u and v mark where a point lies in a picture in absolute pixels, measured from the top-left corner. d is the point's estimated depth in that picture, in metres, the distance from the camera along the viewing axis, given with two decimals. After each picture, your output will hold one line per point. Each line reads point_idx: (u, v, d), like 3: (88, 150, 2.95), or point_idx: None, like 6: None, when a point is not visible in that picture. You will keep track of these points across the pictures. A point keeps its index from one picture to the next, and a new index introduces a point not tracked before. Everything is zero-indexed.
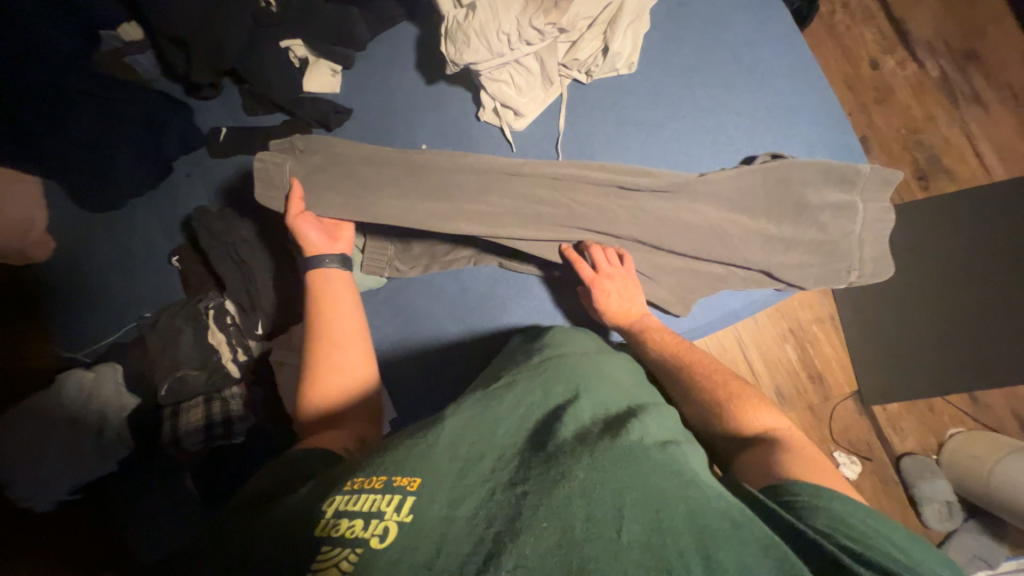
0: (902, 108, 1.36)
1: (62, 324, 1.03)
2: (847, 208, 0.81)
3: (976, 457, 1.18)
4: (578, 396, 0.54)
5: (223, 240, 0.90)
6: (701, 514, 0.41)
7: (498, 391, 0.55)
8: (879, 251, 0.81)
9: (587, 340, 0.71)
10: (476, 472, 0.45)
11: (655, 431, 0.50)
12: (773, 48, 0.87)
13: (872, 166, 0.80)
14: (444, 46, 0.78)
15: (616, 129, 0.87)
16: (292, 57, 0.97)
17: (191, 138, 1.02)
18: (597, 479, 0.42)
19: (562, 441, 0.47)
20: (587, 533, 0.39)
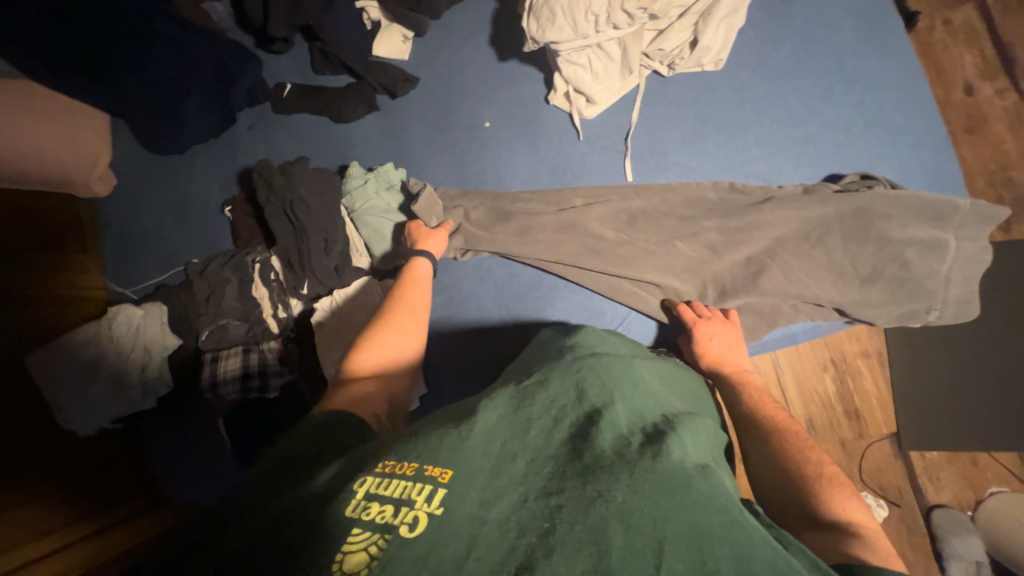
0: (995, 140, 1.26)
1: (119, 258, 1.06)
2: (937, 245, 0.73)
3: (1020, 521, 1.10)
4: (613, 402, 0.51)
5: (280, 197, 0.90)
6: (749, 561, 0.37)
7: (531, 386, 0.52)
8: (966, 293, 0.73)
9: (618, 344, 0.69)
10: (510, 471, 0.42)
11: (694, 455, 0.47)
12: (876, 60, 0.81)
13: (973, 201, 0.73)
14: (526, 21, 0.75)
15: (693, 129, 0.82)
16: (365, 19, 0.96)
17: (258, 93, 1.03)
18: (639, 503, 0.39)
19: (600, 452, 0.44)
20: (625, 563, 0.35)
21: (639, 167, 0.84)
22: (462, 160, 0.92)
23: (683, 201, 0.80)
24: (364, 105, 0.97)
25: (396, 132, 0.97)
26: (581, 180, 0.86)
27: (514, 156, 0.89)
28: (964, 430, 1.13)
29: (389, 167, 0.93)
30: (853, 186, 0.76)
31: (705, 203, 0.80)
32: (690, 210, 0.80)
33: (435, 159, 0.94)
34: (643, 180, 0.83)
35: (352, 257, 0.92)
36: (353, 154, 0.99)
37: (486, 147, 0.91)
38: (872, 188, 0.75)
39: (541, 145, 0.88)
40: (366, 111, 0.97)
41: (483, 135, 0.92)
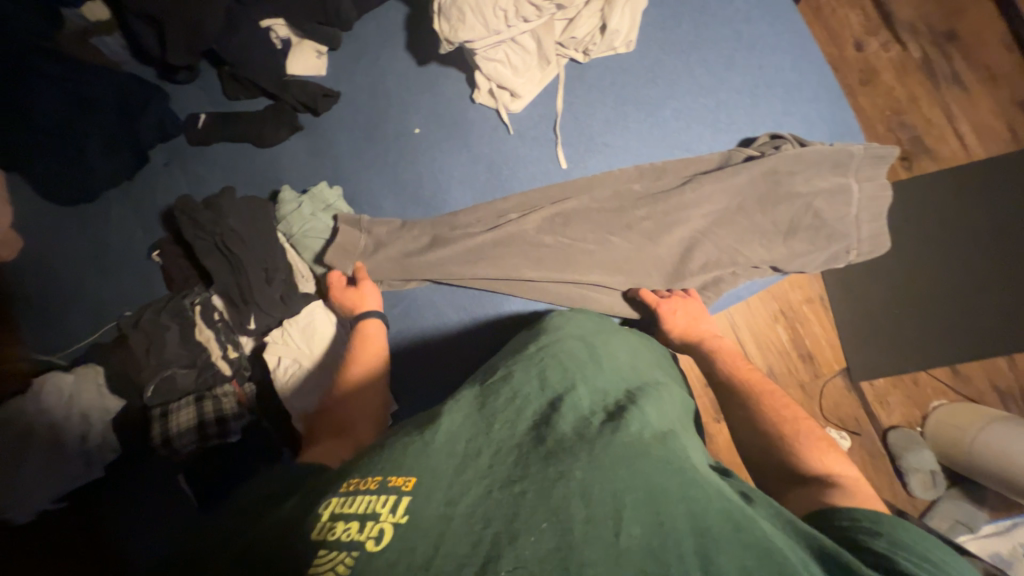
0: (886, 89, 1.38)
1: (37, 324, 0.97)
2: (845, 192, 0.79)
3: (959, 427, 1.22)
4: (575, 385, 0.52)
5: (211, 232, 0.85)
6: (704, 516, 0.39)
7: (495, 382, 0.53)
8: (875, 230, 0.80)
9: (585, 321, 0.69)
10: (475, 467, 0.43)
11: (655, 423, 0.49)
12: (769, 26, 0.87)
13: (866, 145, 0.80)
14: (437, 23, 0.75)
15: (616, 110, 0.85)
16: (274, 37, 0.92)
17: (169, 125, 0.96)
18: (598, 477, 0.41)
19: (562, 435, 0.45)
20: (587, 534, 0.37)
21: (571, 153, 0.86)
22: (397, 169, 0.91)
23: (617, 179, 0.83)
24: (287, 126, 0.94)
25: (326, 150, 0.95)
26: (518, 173, 0.87)
27: (448, 158, 0.89)
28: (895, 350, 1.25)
29: (321, 186, 0.90)
30: (765, 147, 0.81)
31: (638, 178, 0.83)
32: (625, 187, 0.83)
33: (371, 173, 0.93)
34: (576, 166, 0.86)
35: (297, 283, 0.89)
36: (283, 178, 0.95)
37: (419, 152, 0.91)
38: (780, 148, 0.80)
39: (474, 144, 0.89)
40: (290, 132, 0.95)
41: (414, 141, 0.91)
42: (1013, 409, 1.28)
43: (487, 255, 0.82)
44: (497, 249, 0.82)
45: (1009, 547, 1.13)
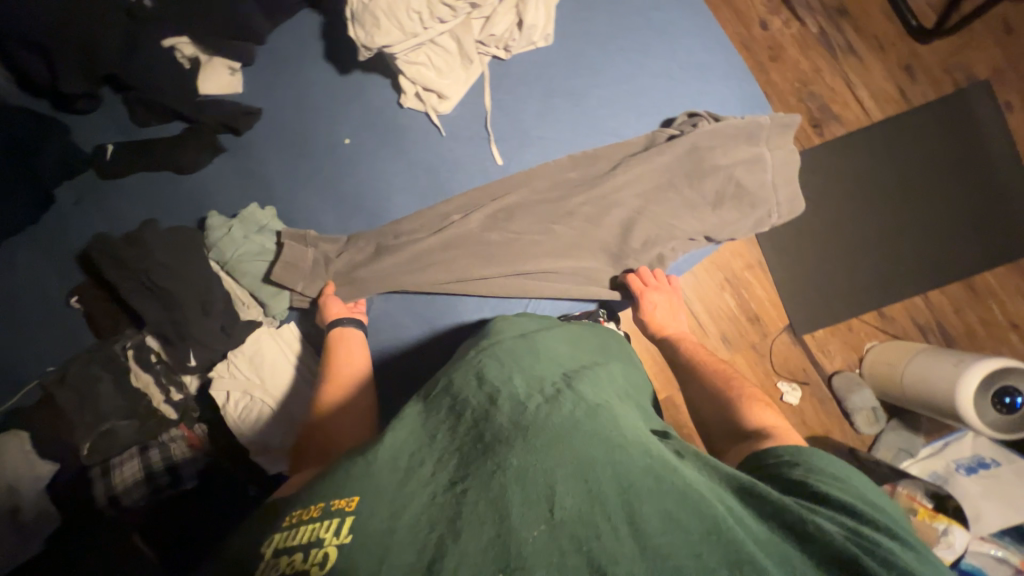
0: (793, 63, 1.50)
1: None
2: (760, 162, 0.85)
3: (890, 363, 1.34)
4: (513, 376, 0.55)
5: (136, 269, 0.79)
6: (628, 477, 0.44)
7: (437, 392, 0.56)
8: (791, 192, 0.87)
9: (527, 322, 0.72)
10: (418, 477, 0.46)
11: (587, 399, 0.53)
12: (676, 11, 0.91)
13: (772, 115, 0.86)
14: (352, 31, 0.74)
15: (544, 103, 0.87)
16: (180, 57, 0.88)
17: (72, 158, 0.88)
18: (532, 462, 0.44)
19: (499, 426, 0.48)
20: (522, 517, 0.40)
21: (506, 149, 0.87)
22: (331, 182, 0.89)
23: (554, 169, 0.85)
24: (208, 149, 0.89)
25: (253, 170, 0.90)
26: (457, 174, 0.87)
27: (384, 166, 0.88)
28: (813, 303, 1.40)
29: (253, 208, 0.86)
30: (684, 125, 0.85)
31: (573, 166, 0.85)
32: (562, 176, 0.84)
33: (305, 189, 0.89)
34: (512, 161, 0.87)
35: (238, 311, 0.84)
36: (211, 204, 0.90)
37: (353, 163, 0.89)
38: (697, 125, 0.85)
39: (408, 149, 0.88)
40: (211, 155, 0.90)
41: (346, 152, 0.89)
42: (932, 340, 1.43)
43: (438, 260, 0.82)
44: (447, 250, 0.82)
45: (942, 466, 1.26)
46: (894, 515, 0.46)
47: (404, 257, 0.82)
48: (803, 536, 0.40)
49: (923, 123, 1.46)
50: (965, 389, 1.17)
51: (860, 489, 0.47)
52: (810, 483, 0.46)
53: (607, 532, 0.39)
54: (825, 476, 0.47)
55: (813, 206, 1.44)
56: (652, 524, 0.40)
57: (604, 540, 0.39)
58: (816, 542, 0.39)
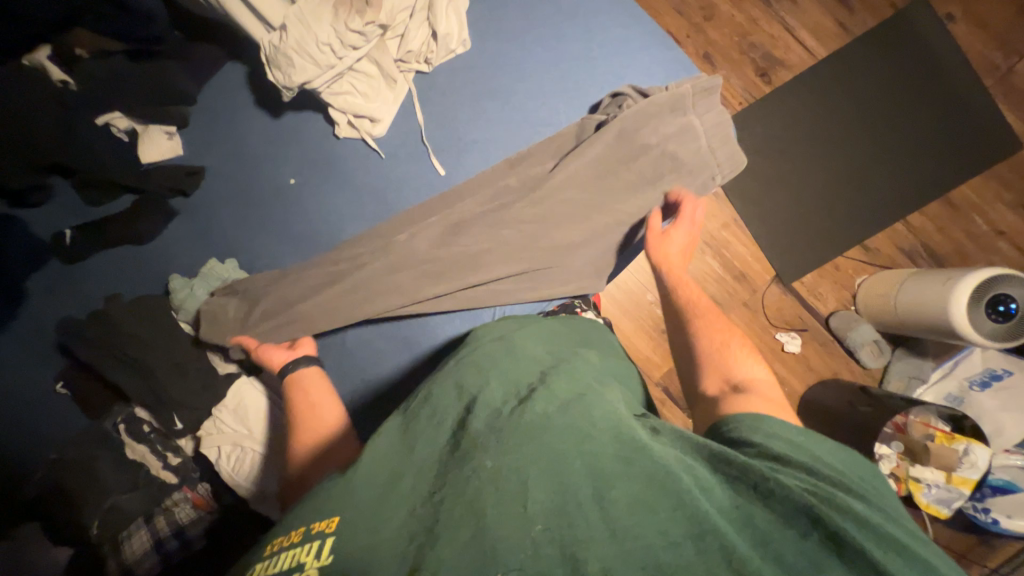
0: (728, 18, 1.51)
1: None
2: (694, 129, 0.84)
3: (882, 293, 1.33)
4: (488, 381, 0.56)
5: (104, 345, 0.82)
6: (600, 466, 0.46)
7: (416, 404, 0.56)
8: (728, 150, 0.86)
9: (507, 324, 0.72)
10: (399, 491, 0.46)
11: (560, 395, 0.53)
12: None
13: (694, 81, 0.85)
14: (270, 74, 0.75)
15: (474, 105, 0.88)
16: (115, 131, 0.90)
17: (36, 251, 0.90)
18: (506, 463, 0.45)
19: (476, 432, 0.49)
20: (497, 517, 0.42)
21: (446, 159, 0.88)
22: (284, 224, 0.90)
23: (498, 169, 0.85)
24: (162, 214, 0.91)
25: (208, 227, 0.92)
26: (403, 193, 0.88)
27: (332, 199, 0.89)
28: (796, 250, 1.42)
29: (213, 263, 0.88)
30: (609, 108, 0.85)
31: (515, 161, 0.85)
32: (508, 173, 0.84)
33: (261, 236, 0.90)
34: (454, 169, 0.88)
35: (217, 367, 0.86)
36: (173, 267, 0.91)
37: (301, 202, 0.90)
38: (623, 105, 0.84)
39: (352, 176, 0.89)
40: (167, 219, 0.92)
41: (294, 192, 0.90)
42: (920, 264, 1.42)
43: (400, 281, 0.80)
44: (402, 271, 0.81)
45: (958, 386, 1.27)
46: (844, 455, 0.51)
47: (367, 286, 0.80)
48: (769, 492, 0.44)
49: (868, 51, 1.44)
50: (959, 305, 1.13)
51: (816, 449, 0.50)
52: (767, 446, 0.50)
53: (579, 520, 0.42)
54: (783, 440, 0.51)
55: (773, 156, 1.44)
56: (621, 507, 0.42)
57: (576, 528, 0.41)
58: (780, 498, 0.43)
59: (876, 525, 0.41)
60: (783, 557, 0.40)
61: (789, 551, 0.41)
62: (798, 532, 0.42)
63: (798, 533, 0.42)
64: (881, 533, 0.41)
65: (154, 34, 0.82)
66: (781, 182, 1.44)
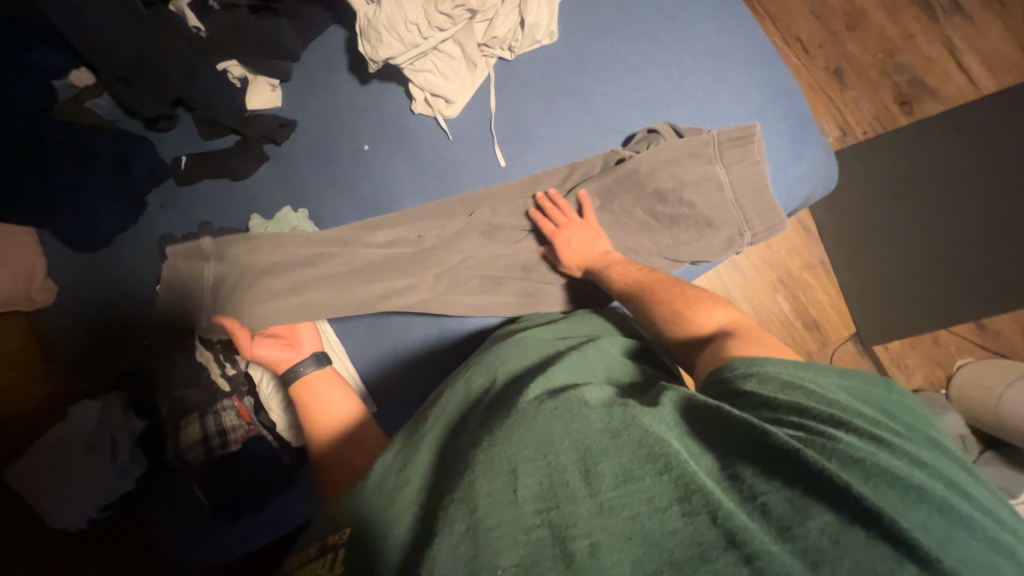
0: (877, 30, 1.34)
1: (57, 371, 1.05)
2: (757, 177, 0.76)
3: (984, 385, 1.20)
4: (495, 381, 0.64)
5: (191, 262, 0.96)
6: (585, 440, 0.48)
7: (422, 413, 0.65)
8: (762, 206, 0.77)
9: (541, 330, 0.78)
10: (402, 498, 0.53)
11: (555, 381, 0.58)
12: None
13: (719, 129, 0.77)
14: (360, 46, 0.79)
15: (548, 100, 0.86)
16: (232, 79, 1.01)
17: (158, 170, 1.05)
18: (494, 452, 0.49)
19: (470, 435, 0.56)
20: (488, 506, 0.45)
21: (509, 151, 0.87)
22: (352, 185, 0.97)
23: (563, 169, 0.84)
24: (255, 158, 1.01)
25: (290, 176, 1.01)
26: (462, 177, 0.90)
27: (397, 170, 0.94)
28: (911, 313, 1.27)
29: (287, 212, 0.97)
30: (641, 142, 0.81)
31: (579, 166, 0.84)
32: (568, 176, 0.85)
33: (331, 194, 0.98)
34: (515, 163, 0.88)
35: None
36: (256, 205, 1.02)
37: (370, 167, 0.95)
38: (654, 142, 0.80)
39: (419, 151, 0.92)
40: (258, 163, 1.01)
41: (365, 158, 0.96)
42: None
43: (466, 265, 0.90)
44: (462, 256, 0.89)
45: None
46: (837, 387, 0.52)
47: (424, 262, 0.89)
48: (757, 443, 0.45)
49: None
50: None
51: (828, 394, 0.50)
52: (759, 392, 0.51)
53: (567, 500, 0.44)
54: (774, 383, 0.52)
55: (885, 201, 1.28)
56: (608, 481, 0.44)
57: (563, 508, 0.43)
58: (765, 447, 0.45)
59: (866, 464, 0.42)
60: (770, 509, 0.42)
61: (777, 499, 0.42)
62: (782, 482, 0.43)
63: (784, 483, 0.43)
64: (870, 471, 0.42)
65: None
66: (889, 232, 1.29)
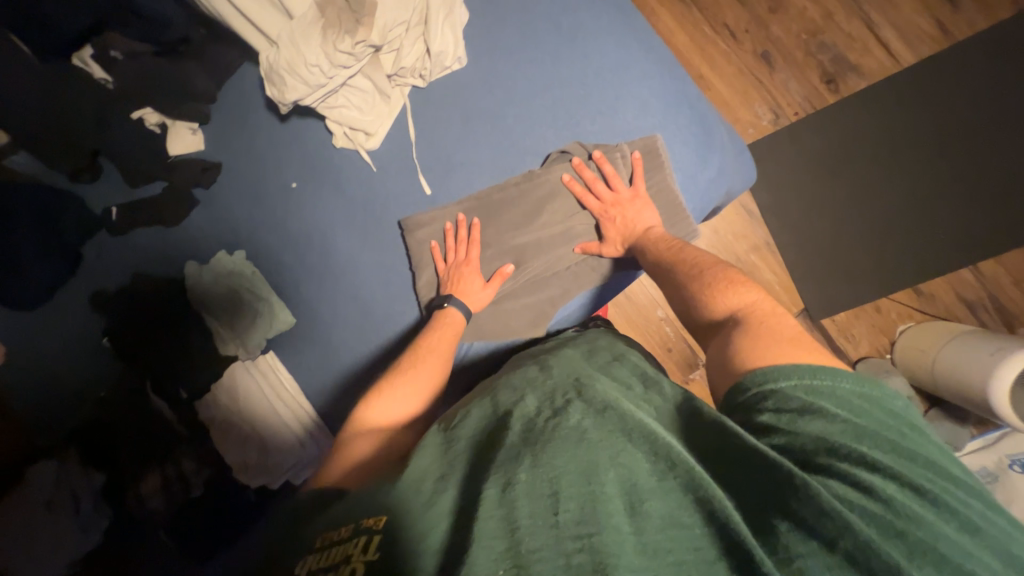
0: (798, 11, 1.37)
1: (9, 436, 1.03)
2: (666, 189, 0.82)
3: (921, 349, 1.26)
4: (525, 398, 0.60)
5: (133, 318, 1.00)
6: (631, 477, 0.47)
7: (454, 422, 0.61)
8: (674, 216, 0.83)
9: (573, 354, 0.72)
10: (439, 501, 0.50)
11: (597, 405, 0.55)
12: (586, 8, 0.85)
13: (630, 143, 0.81)
14: (268, 89, 0.79)
15: (463, 127, 0.87)
16: (150, 125, 0.99)
17: (87, 223, 1.03)
18: (536, 476, 0.48)
19: (510, 444, 0.53)
20: (532, 526, 0.44)
21: (432, 178, 0.89)
22: (286, 223, 0.99)
23: (484, 186, 0.86)
24: (185, 203, 1.02)
25: (223, 219, 1.02)
26: (390, 206, 0.92)
27: (329, 206, 0.96)
28: (852, 285, 1.31)
29: (222, 256, 0.98)
30: (552, 163, 0.83)
31: (502, 184, 0.85)
32: (487, 193, 0.85)
33: (266, 232, 1.00)
34: (439, 190, 0.89)
35: (219, 347, 0.98)
36: (193, 250, 1.03)
37: (301, 205, 0.97)
38: (567, 161, 0.82)
39: (345, 186, 0.94)
40: (190, 208, 1.03)
41: (294, 196, 0.98)
42: (984, 317, 1.29)
43: (408, 287, 0.94)
44: (493, 244, 0.85)
45: None
46: (891, 419, 0.48)
47: (375, 291, 0.95)
48: (799, 495, 0.42)
49: None
50: (999, 381, 1.09)
51: (870, 425, 0.47)
52: (779, 433, 0.48)
53: (610, 530, 0.43)
54: (794, 408, 0.49)
55: (820, 180, 1.31)
56: (653, 521, 0.44)
57: (606, 537, 0.42)
58: (806, 503, 0.42)
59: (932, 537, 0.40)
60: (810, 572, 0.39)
61: (817, 565, 0.39)
62: (825, 541, 0.40)
63: (824, 545, 0.40)
64: (935, 552, 0.39)
65: (178, 35, 0.89)
66: (832, 215, 1.30)
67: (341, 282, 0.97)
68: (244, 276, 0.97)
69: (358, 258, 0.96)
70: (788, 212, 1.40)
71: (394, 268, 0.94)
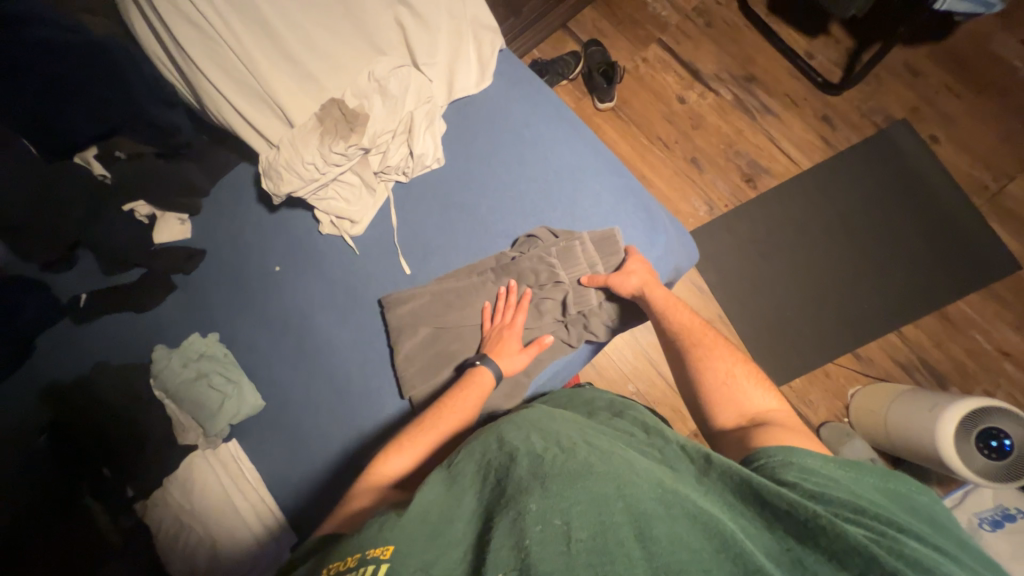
0: (715, 128, 1.68)
1: None
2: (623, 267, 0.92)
3: (874, 409, 1.34)
4: (530, 436, 0.59)
5: (84, 412, 0.93)
6: (639, 506, 0.49)
7: (457, 460, 0.60)
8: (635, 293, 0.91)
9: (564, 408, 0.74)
10: (446, 538, 0.51)
11: (603, 448, 0.56)
12: (543, 122, 1.02)
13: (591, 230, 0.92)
14: (264, 182, 0.88)
15: (441, 216, 0.98)
16: (138, 216, 1.03)
17: (48, 313, 1.00)
18: (550, 502, 0.49)
19: (519, 478, 0.53)
20: (541, 549, 0.45)
21: (412, 260, 0.97)
22: (265, 307, 1.01)
23: (460, 266, 0.95)
24: (162, 289, 1.04)
25: (200, 303, 1.05)
26: (370, 287, 0.98)
27: (309, 288, 1.00)
28: (801, 353, 1.46)
29: (195, 338, 0.98)
30: (521, 247, 0.93)
31: (477, 265, 0.93)
32: (464, 273, 0.93)
33: (244, 315, 1.02)
34: (418, 269, 0.96)
35: (177, 436, 0.93)
36: (166, 335, 1.03)
37: (281, 288, 1.01)
38: (532, 244, 0.92)
39: (327, 268, 1.00)
40: (166, 292, 1.05)
41: (276, 278, 1.02)
42: (918, 377, 1.41)
43: (383, 363, 0.95)
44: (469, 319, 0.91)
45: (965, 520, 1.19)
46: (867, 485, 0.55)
47: (352, 369, 0.96)
48: (810, 529, 0.47)
49: (847, 173, 1.56)
50: (945, 433, 1.14)
51: (856, 488, 0.54)
52: (801, 484, 0.54)
53: (620, 560, 0.45)
54: (815, 477, 0.55)
55: (760, 259, 1.53)
56: (663, 543, 0.46)
57: (619, 566, 0.44)
58: (830, 539, 0.46)
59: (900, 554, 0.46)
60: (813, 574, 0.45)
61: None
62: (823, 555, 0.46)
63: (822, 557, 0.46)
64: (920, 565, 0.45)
65: (182, 139, 0.99)
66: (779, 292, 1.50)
67: (316, 362, 0.97)
68: (217, 360, 0.97)
69: (335, 336, 0.98)
70: (735, 287, 1.53)
71: (372, 345, 0.96)
